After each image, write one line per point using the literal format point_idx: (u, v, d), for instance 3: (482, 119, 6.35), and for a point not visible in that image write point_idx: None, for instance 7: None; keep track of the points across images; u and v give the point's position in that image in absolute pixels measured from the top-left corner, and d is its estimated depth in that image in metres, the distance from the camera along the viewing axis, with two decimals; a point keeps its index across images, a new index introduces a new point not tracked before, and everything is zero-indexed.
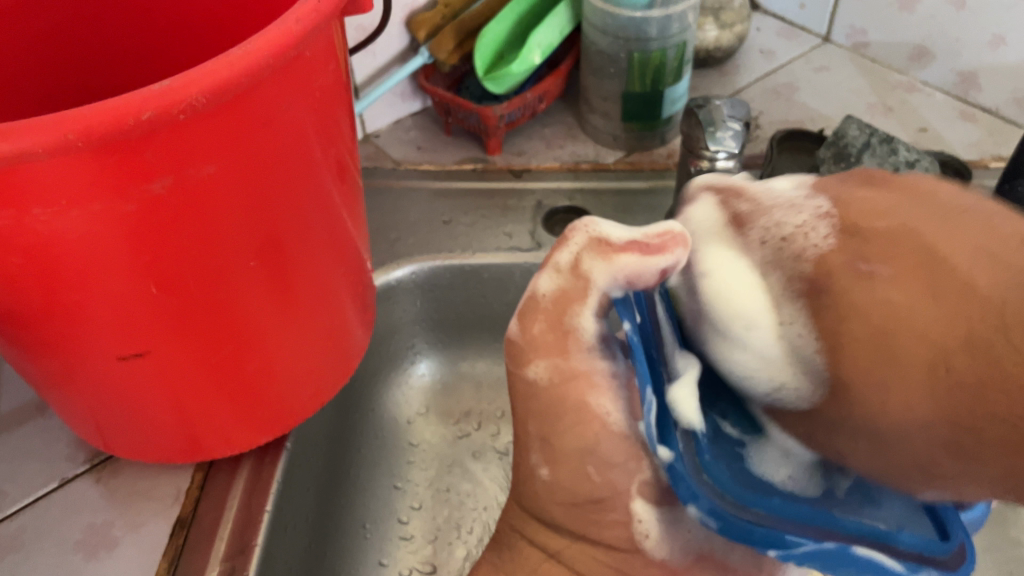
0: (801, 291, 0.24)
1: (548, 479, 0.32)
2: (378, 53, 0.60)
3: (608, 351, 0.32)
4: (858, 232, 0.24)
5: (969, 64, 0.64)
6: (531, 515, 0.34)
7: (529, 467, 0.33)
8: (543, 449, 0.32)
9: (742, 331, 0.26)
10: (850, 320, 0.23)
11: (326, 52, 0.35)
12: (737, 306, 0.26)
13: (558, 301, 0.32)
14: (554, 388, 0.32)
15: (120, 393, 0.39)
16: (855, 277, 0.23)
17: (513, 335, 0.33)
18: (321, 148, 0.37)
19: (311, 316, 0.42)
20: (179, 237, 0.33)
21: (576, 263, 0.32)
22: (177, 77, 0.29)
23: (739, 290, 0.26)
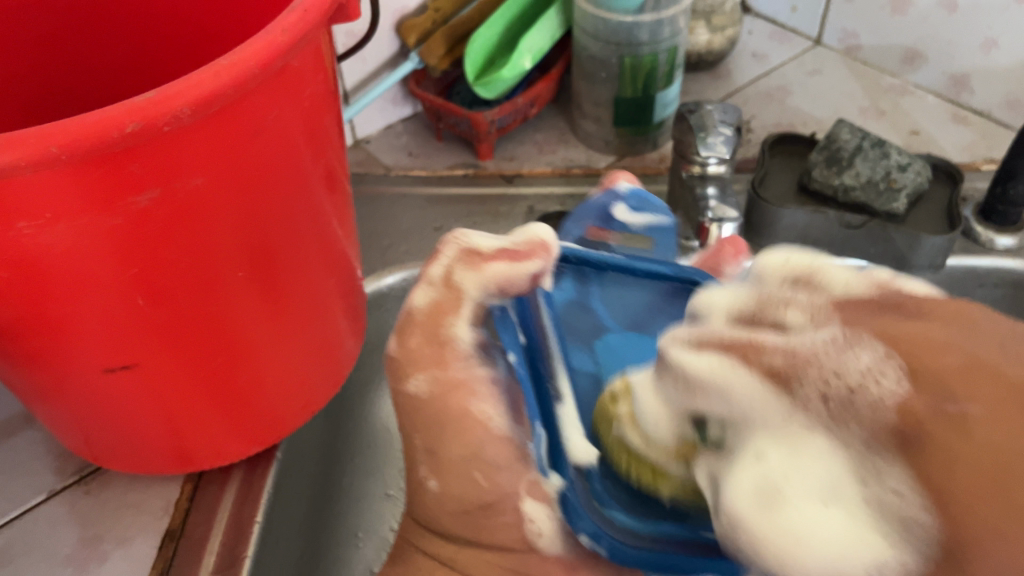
0: (892, 443, 0.18)
1: (437, 491, 0.31)
2: (368, 58, 0.60)
3: (486, 357, 0.32)
4: (935, 380, 0.18)
5: (961, 67, 0.64)
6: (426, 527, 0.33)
7: (419, 480, 0.32)
8: (430, 461, 0.31)
9: (795, 514, 0.19)
10: (950, 461, 0.17)
11: (313, 62, 0.35)
12: (807, 475, 0.20)
13: (433, 313, 0.33)
14: (435, 401, 0.31)
15: (109, 406, 0.39)
16: (948, 422, 0.17)
17: (391, 352, 0.33)
18: (310, 157, 0.37)
19: (302, 326, 0.42)
20: (167, 249, 0.32)
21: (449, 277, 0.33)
22: (162, 89, 0.28)
23: (736, 373, 0.21)
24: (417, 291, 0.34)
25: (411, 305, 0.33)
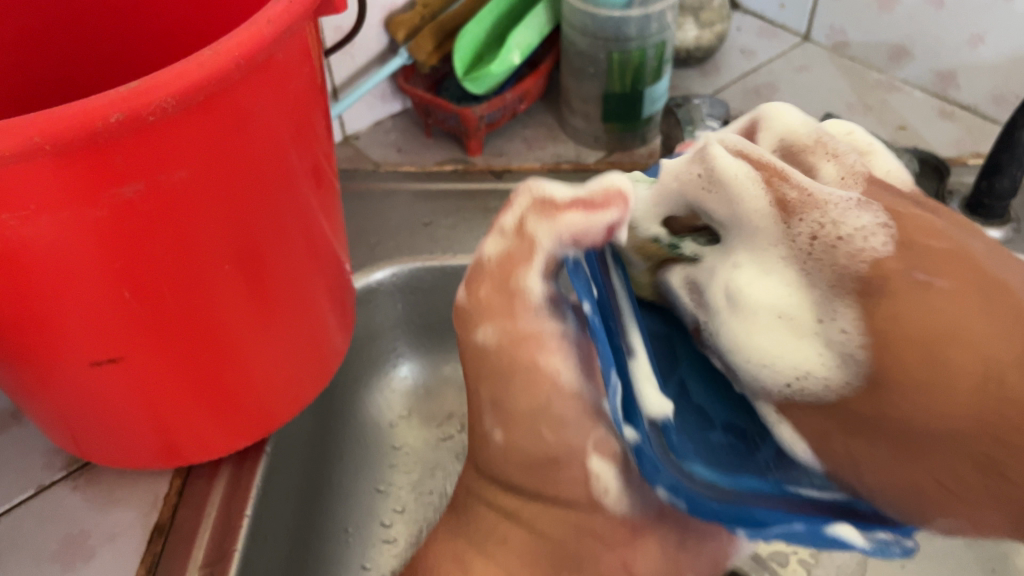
0: (854, 289, 0.25)
1: (501, 441, 0.32)
2: (356, 54, 0.60)
3: (556, 312, 0.32)
4: (919, 247, 0.24)
5: (948, 63, 0.64)
6: (491, 480, 0.35)
7: (482, 429, 0.33)
8: (495, 411, 0.32)
9: (772, 335, 0.27)
10: (890, 313, 0.24)
11: (298, 54, 0.35)
12: (773, 296, 0.26)
13: (503, 264, 0.32)
14: (505, 353, 0.32)
15: (95, 400, 0.39)
16: (912, 284, 0.24)
17: (460, 301, 0.33)
18: (296, 151, 0.37)
19: (289, 321, 0.42)
20: (152, 242, 0.32)
21: (520, 226, 0.32)
22: (145, 80, 0.28)
23: (748, 199, 0.27)
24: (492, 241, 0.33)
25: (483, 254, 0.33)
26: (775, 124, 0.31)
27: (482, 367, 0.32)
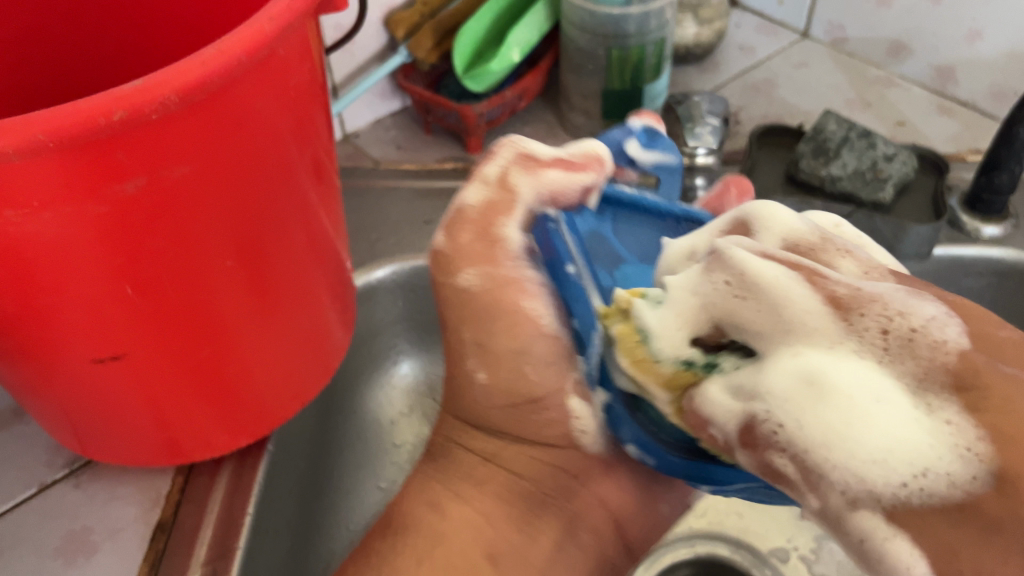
0: (945, 382, 0.24)
1: (484, 381, 0.38)
2: (356, 51, 0.60)
3: (534, 260, 0.37)
4: (991, 340, 0.24)
5: (946, 58, 0.64)
6: (463, 420, 0.41)
7: (466, 370, 0.38)
8: (479, 353, 0.37)
9: (857, 425, 0.24)
10: (995, 410, 0.23)
11: (300, 51, 0.35)
12: (863, 384, 0.24)
13: (486, 212, 0.38)
14: (489, 293, 0.37)
15: (97, 397, 0.39)
16: (1002, 376, 0.23)
17: (439, 245, 0.39)
18: (296, 148, 0.37)
19: (290, 318, 0.42)
20: (154, 238, 0.32)
21: (502, 176, 0.39)
22: (148, 77, 0.28)
23: (800, 299, 0.26)
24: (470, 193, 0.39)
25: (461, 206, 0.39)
26: (770, 224, 0.30)
27: (466, 309, 0.37)
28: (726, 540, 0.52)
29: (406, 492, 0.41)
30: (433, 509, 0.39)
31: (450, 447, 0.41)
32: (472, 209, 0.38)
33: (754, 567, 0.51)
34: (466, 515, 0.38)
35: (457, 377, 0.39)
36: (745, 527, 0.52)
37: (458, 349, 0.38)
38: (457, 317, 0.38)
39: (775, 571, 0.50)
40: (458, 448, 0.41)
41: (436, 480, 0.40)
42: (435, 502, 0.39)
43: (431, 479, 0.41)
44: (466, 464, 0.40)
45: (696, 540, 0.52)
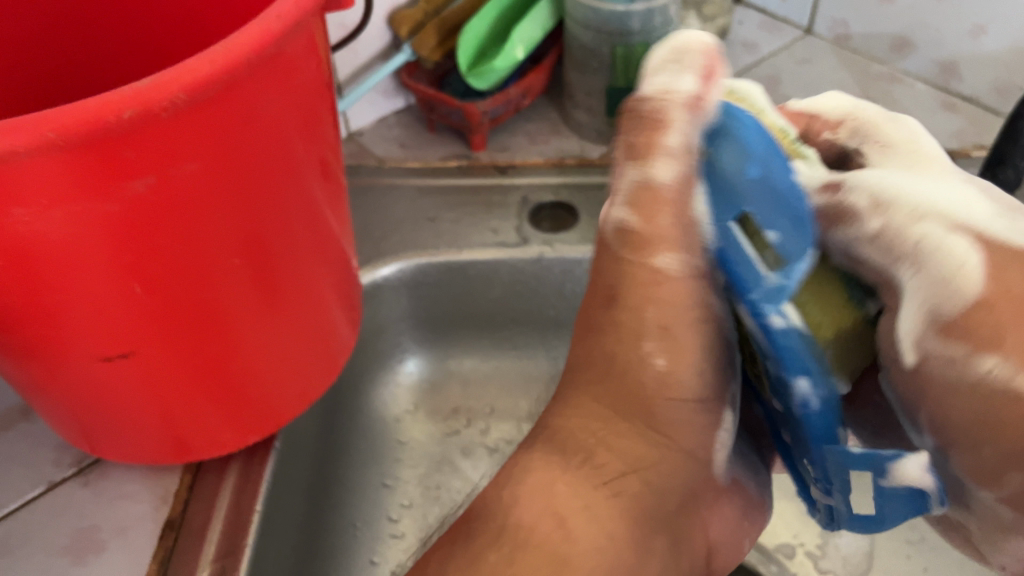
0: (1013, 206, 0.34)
1: (660, 368, 0.38)
2: (360, 50, 0.60)
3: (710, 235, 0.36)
4: None
5: (950, 54, 0.64)
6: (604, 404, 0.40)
7: (637, 352, 0.39)
8: (660, 335, 0.38)
9: (952, 190, 0.34)
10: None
11: (308, 50, 0.35)
12: (946, 176, 0.35)
13: (679, 192, 0.36)
14: (683, 283, 0.37)
15: (106, 395, 0.39)
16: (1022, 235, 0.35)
17: (629, 220, 0.37)
18: (303, 146, 0.37)
19: (297, 317, 0.42)
20: (163, 235, 0.33)
21: (688, 140, 0.35)
22: (157, 75, 0.28)
23: (927, 142, 0.37)
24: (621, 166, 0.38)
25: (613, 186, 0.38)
26: None
27: (632, 291, 0.38)
28: None
29: (512, 487, 0.39)
30: (556, 521, 0.37)
31: (566, 434, 0.40)
32: (670, 187, 0.36)
33: (761, 564, 0.50)
34: (587, 530, 0.37)
35: (621, 379, 0.39)
36: None
37: (631, 346, 0.39)
38: (633, 304, 0.38)
39: (781, 567, 0.50)
40: (574, 437, 0.39)
41: (551, 471, 0.39)
42: (554, 507, 0.38)
43: (548, 470, 0.39)
44: (595, 460, 0.39)
45: None
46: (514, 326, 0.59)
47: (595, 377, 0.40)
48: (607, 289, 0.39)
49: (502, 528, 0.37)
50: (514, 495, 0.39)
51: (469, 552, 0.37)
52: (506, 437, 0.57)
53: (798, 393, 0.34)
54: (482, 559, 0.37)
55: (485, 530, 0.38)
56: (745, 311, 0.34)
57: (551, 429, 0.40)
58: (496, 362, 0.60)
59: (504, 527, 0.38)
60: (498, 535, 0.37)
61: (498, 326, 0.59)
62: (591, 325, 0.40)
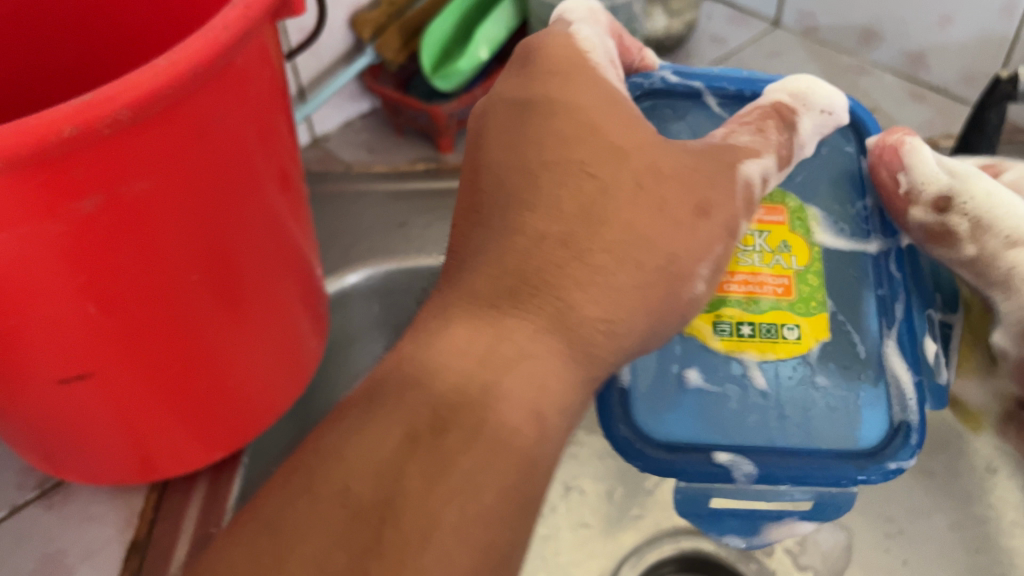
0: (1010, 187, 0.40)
1: (700, 292, 0.32)
2: (323, 54, 0.59)
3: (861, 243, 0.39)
4: None
5: (917, 44, 0.64)
6: (608, 253, 0.30)
7: (692, 267, 0.32)
8: (714, 265, 0.32)
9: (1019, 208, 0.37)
10: None
11: (259, 58, 0.34)
12: None
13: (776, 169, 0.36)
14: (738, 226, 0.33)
15: (67, 417, 0.38)
16: None
17: (747, 176, 0.33)
18: (260, 153, 0.36)
19: (261, 327, 0.41)
20: (117, 253, 0.32)
21: (788, 151, 0.36)
22: (99, 92, 0.27)
23: None
24: (734, 133, 0.35)
25: (735, 140, 0.35)
26: None
27: (698, 168, 0.33)
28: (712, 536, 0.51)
29: (491, 379, 0.29)
30: (533, 418, 0.29)
31: (527, 244, 0.31)
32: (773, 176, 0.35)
33: (740, 562, 0.50)
34: (559, 406, 0.30)
35: (663, 265, 0.31)
36: None
37: (689, 239, 0.31)
38: (689, 180, 0.32)
39: (761, 566, 0.50)
40: (579, 315, 0.30)
41: (548, 343, 0.30)
42: (537, 406, 0.29)
43: (547, 351, 0.30)
44: (574, 315, 0.30)
45: (682, 537, 0.51)
46: None
47: (647, 219, 0.31)
48: (697, 196, 0.32)
49: (462, 406, 0.28)
50: (459, 340, 0.30)
51: (402, 423, 0.28)
52: None
53: (888, 458, 0.34)
54: (451, 462, 0.27)
55: (459, 425, 0.28)
56: (899, 362, 0.36)
57: (552, 284, 0.30)
58: None
59: (479, 428, 0.28)
60: (475, 436, 0.27)
61: None
62: (578, 95, 0.34)
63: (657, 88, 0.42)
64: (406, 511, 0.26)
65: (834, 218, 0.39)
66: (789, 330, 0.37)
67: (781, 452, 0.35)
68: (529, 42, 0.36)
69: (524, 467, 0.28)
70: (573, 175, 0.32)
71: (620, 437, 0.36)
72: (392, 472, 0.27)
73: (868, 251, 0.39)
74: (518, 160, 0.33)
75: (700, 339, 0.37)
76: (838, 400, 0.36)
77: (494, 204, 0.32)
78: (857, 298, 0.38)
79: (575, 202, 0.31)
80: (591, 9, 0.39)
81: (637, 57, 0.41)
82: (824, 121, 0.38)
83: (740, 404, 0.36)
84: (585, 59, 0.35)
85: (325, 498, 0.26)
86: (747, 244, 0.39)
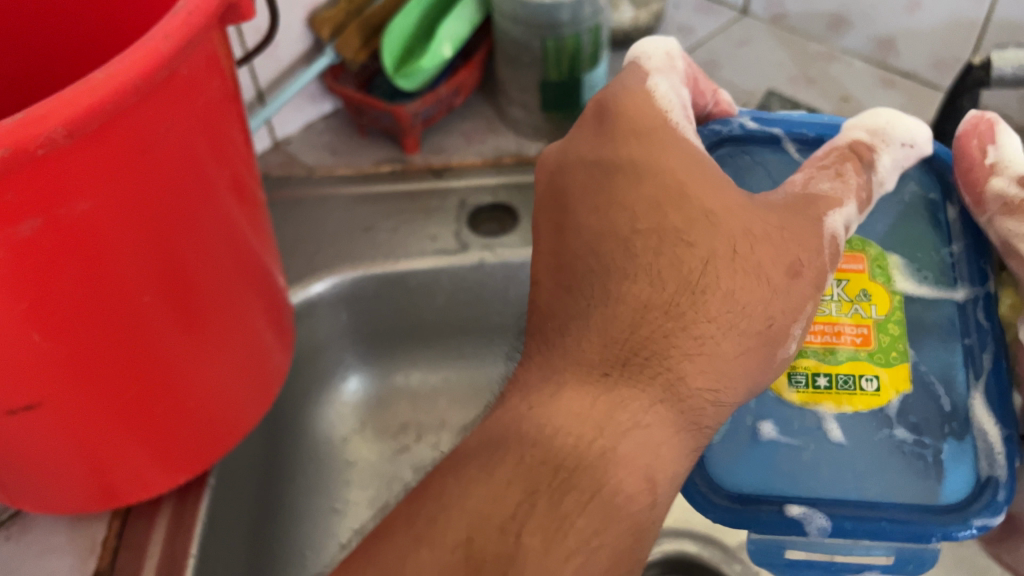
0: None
1: (796, 347, 0.34)
2: (281, 55, 0.57)
3: (945, 286, 0.40)
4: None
5: (886, 30, 0.63)
6: (704, 316, 0.32)
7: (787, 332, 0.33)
8: (807, 324, 0.34)
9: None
10: None
11: (206, 65, 0.33)
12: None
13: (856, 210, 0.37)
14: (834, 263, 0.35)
15: (18, 448, 0.36)
16: None
17: (836, 228, 0.35)
18: (213, 164, 0.35)
19: (222, 344, 0.39)
20: (61, 278, 0.30)
21: (867, 194, 0.37)
22: (31, 110, 0.26)
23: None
24: (814, 179, 0.37)
25: (817, 188, 0.36)
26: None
27: (787, 227, 0.34)
28: (694, 537, 0.51)
29: (609, 445, 0.31)
30: (647, 485, 0.31)
31: (632, 313, 0.33)
32: (851, 224, 0.36)
33: (724, 563, 0.50)
34: (671, 475, 0.31)
35: (763, 329, 0.33)
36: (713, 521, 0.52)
37: (785, 301, 0.33)
38: (781, 243, 0.34)
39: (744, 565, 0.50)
40: (688, 386, 0.32)
41: (660, 413, 0.32)
42: (651, 470, 0.31)
43: (662, 421, 0.32)
44: (682, 386, 0.32)
45: (664, 539, 0.51)
46: (462, 334, 0.58)
47: (747, 289, 0.33)
48: (790, 258, 0.33)
49: (580, 469, 0.30)
50: (577, 404, 0.32)
51: (522, 482, 0.30)
52: (429, 444, 0.57)
53: (973, 515, 0.35)
54: (568, 523, 0.29)
55: (577, 486, 0.30)
56: (986, 415, 0.37)
57: (661, 353, 0.32)
58: (444, 373, 0.59)
59: (597, 492, 0.30)
60: (591, 500, 0.30)
61: (444, 336, 0.58)
62: (671, 164, 0.35)
63: (736, 134, 0.43)
64: (528, 565, 0.28)
65: (918, 266, 0.40)
66: (868, 381, 0.38)
67: (856, 503, 0.36)
68: (604, 95, 0.39)
69: (636, 532, 0.30)
70: (671, 245, 0.34)
71: (695, 490, 0.37)
72: (512, 525, 0.29)
73: (956, 298, 0.39)
74: (609, 228, 0.35)
75: (777, 392, 0.39)
76: (918, 455, 0.37)
77: (591, 271, 0.34)
78: (944, 353, 0.39)
79: (676, 278, 0.33)
80: (669, 53, 0.41)
81: (711, 99, 0.44)
82: (903, 155, 0.40)
83: (813, 455, 0.37)
84: (664, 120, 0.38)
85: (447, 546, 0.29)
86: (825, 294, 0.40)
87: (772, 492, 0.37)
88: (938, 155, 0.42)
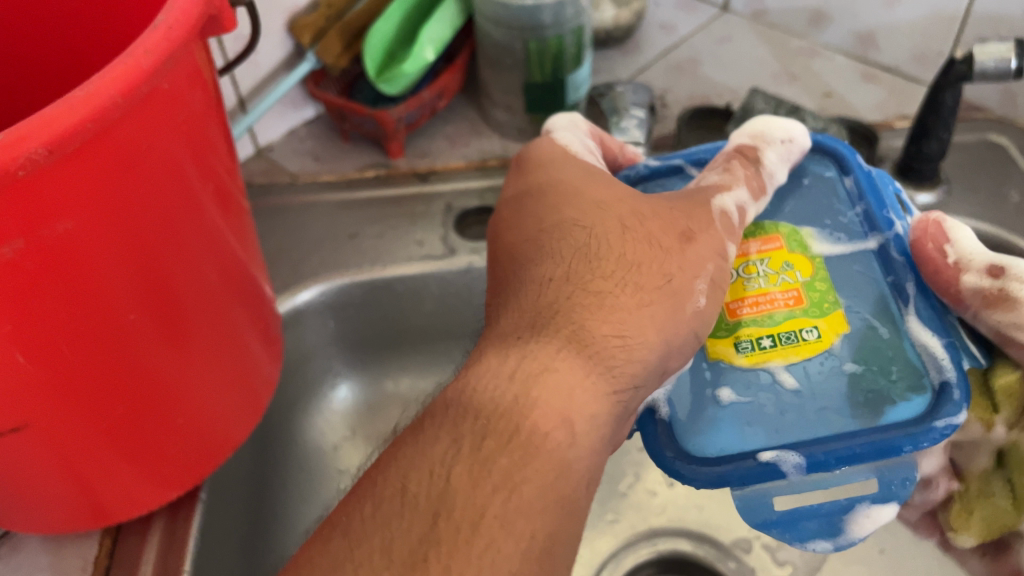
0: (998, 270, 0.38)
1: (703, 305, 0.36)
2: (261, 62, 0.56)
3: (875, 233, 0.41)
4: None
5: (866, 24, 0.64)
6: (597, 275, 0.36)
7: (688, 288, 0.36)
8: (710, 284, 0.37)
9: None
10: None
11: (188, 78, 0.32)
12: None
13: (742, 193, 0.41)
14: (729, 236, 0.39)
15: (4, 470, 0.35)
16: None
17: (722, 206, 0.39)
18: (196, 177, 0.34)
19: (209, 358, 0.39)
20: (44, 299, 0.29)
21: (756, 184, 0.42)
22: (10, 131, 0.25)
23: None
24: (705, 178, 0.42)
25: (708, 183, 0.41)
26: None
27: (675, 207, 0.39)
28: (690, 535, 0.51)
29: (521, 391, 0.32)
30: (564, 424, 0.31)
31: (538, 289, 0.36)
32: (738, 207, 0.40)
33: (719, 561, 0.50)
34: (589, 415, 0.32)
35: (663, 283, 0.36)
36: (707, 520, 0.52)
37: (681, 260, 0.36)
38: (670, 218, 0.38)
39: (740, 563, 0.50)
40: (593, 332, 0.34)
41: (568, 361, 0.33)
42: (566, 412, 0.32)
43: (571, 367, 0.33)
44: (586, 333, 0.34)
45: (659, 539, 0.51)
46: (449, 338, 0.58)
47: (648, 255, 0.36)
48: (680, 227, 0.38)
49: (499, 415, 0.31)
50: (492, 366, 0.33)
51: (449, 431, 0.31)
52: None
53: (935, 419, 0.35)
54: (491, 462, 0.30)
55: (496, 430, 0.31)
56: (922, 330, 0.38)
57: (566, 312, 0.35)
58: (434, 379, 0.59)
59: (516, 431, 0.31)
60: (511, 439, 0.30)
61: (433, 341, 0.58)
62: (580, 173, 0.40)
63: (644, 173, 0.45)
64: (458, 502, 0.28)
65: (829, 229, 0.42)
66: (808, 332, 0.38)
67: (833, 438, 0.35)
68: (520, 152, 0.43)
69: (562, 470, 0.30)
70: (568, 231, 0.37)
71: (670, 462, 0.36)
72: (441, 470, 0.29)
73: (869, 248, 0.41)
74: (536, 228, 0.38)
75: (726, 361, 0.39)
76: (870, 381, 0.37)
77: (511, 261, 0.38)
78: (873, 292, 0.40)
79: (572, 250, 0.37)
80: (572, 120, 0.46)
81: (621, 153, 0.46)
82: (785, 149, 0.43)
83: (777, 403, 0.37)
84: (564, 153, 0.42)
85: (386, 498, 0.29)
86: (749, 272, 0.41)
87: (741, 447, 0.36)
88: (816, 141, 0.45)
